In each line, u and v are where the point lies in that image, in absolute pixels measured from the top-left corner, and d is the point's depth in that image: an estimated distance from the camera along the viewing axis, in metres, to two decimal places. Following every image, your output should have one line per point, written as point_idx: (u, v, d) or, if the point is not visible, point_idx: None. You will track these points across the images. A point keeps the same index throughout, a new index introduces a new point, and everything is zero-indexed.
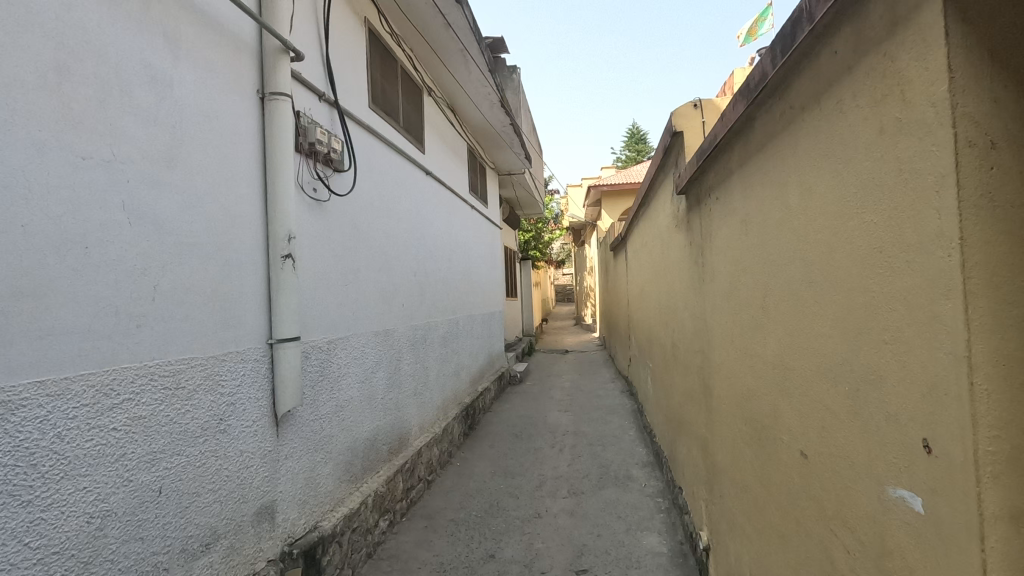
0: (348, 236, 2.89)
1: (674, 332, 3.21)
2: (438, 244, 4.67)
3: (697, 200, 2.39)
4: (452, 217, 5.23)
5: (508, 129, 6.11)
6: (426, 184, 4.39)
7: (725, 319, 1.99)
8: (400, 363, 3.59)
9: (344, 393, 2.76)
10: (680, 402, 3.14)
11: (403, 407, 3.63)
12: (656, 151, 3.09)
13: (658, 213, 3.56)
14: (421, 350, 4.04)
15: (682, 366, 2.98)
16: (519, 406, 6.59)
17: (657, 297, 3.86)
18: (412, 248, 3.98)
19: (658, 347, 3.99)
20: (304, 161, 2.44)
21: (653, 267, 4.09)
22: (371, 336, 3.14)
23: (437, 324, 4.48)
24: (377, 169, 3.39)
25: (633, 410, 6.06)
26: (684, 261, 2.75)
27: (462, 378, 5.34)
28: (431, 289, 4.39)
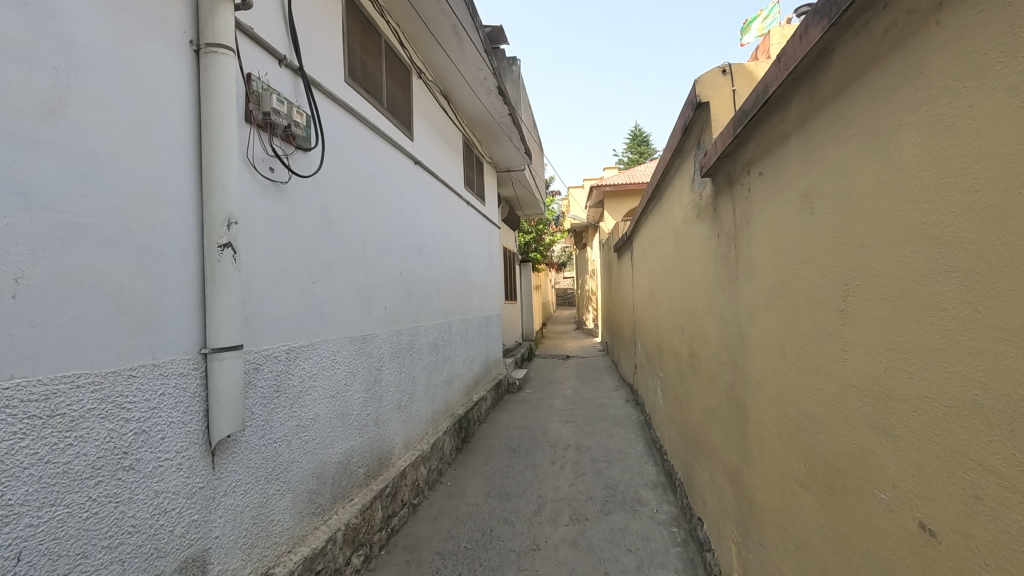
0: (316, 226, 2.49)
1: (692, 340, 2.80)
2: (428, 241, 4.27)
3: (728, 182, 1.99)
4: (445, 212, 4.83)
5: (507, 120, 5.71)
6: (414, 175, 3.99)
7: (770, 325, 1.57)
8: (381, 374, 3.18)
9: (308, 411, 2.35)
10: (699, 421, 2.72)
11: (385, 422, 3.22)
12: (674, 130, 2.69)
13: (673, 206, 3.16)
14: (407, 359, 3.63)
15: (703, 380, 2.57)
16: (517, 417, 6.15)
17: (671, 300, 3.44)
18: (397, 244, 3.57)
19: (672, 355, 3.58)
20: (257, 134, 2.06)
21: (665, 267, 3.68)
22: (344, 344, 2.73)
23: (426, 330, 4.07)
24: (356, 153, 3.00)
25: (640, 422, 5.64)
26: (708, 257, 2.34)
27: (455, 387, 4.92)
28: (420, 290, 3.99)
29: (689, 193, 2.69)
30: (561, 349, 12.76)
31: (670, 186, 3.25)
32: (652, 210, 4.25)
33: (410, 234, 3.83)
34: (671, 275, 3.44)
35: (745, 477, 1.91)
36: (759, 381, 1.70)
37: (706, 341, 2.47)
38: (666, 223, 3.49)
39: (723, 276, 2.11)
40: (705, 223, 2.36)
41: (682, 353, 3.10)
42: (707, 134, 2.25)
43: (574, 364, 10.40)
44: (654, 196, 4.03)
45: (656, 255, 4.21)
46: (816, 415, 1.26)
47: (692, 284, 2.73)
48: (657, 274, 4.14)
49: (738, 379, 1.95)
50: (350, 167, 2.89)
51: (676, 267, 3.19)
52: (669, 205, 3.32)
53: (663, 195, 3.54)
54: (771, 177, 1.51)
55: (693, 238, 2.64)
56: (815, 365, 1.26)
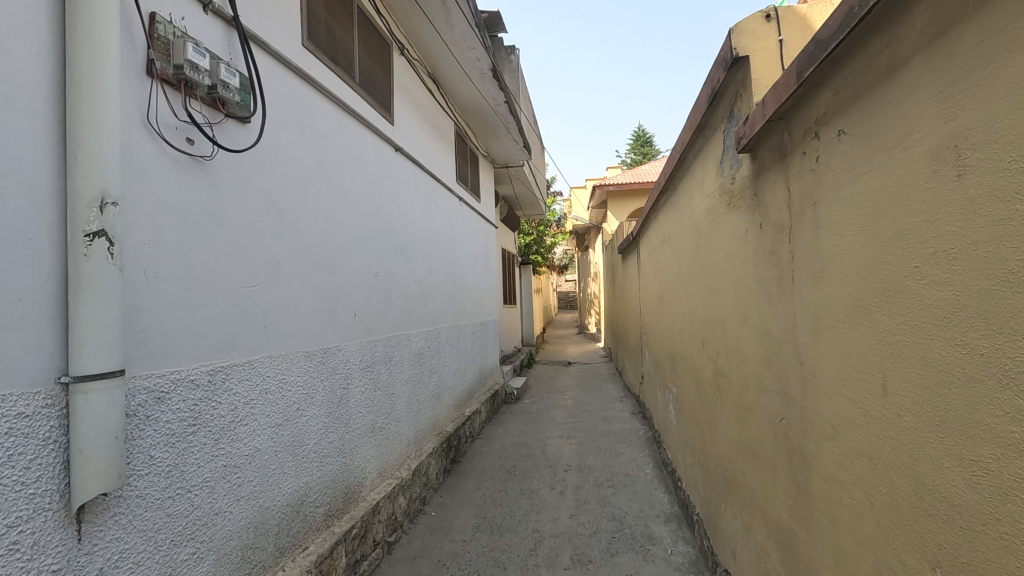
0: (256, 215, 2.02)
1: (719, 356, 2.33)
2: (411, 239, 3.79)
3: (780, 154, 1.51)
4: (433, 208, 4.36)
5: (503, 109, 5.25)
6: (395, 164, 3.52)
7: (857, 348, 1.09)
8: (348, 392, 2.70)
9: (242, 446, 1.88)
10: (727, 454, 2.24)
11: (352, 450, 2.74)
12: (700, 101, 2.21)
13: (695, 196, 2.67)
14: (382, 373, 3.15)
15: (734, 406, 2.09)
16: (513, 432, 5.66)
17: (690, 306, 2.97)
18: (372, 240, 3.10)
19: (689, 370, 3.09)
20: (164, 92, 1.58)
21: (682, 269, 3.20)
22: (297, 359, 2.26)
23: (407, 338, 3.60)
24: (317, 131, 2.53)
25: (647, 439, 5.15)
26: (745, 255, 1.86)
27: (444, 402, 4.44)
28: (400, 294, 3.52)
29: (718, 178, 2.21)
30: (562, 355, 12.26)
31: (689, 173, 2.77)
32: (665, 204, 3.78)
33: (389, 230, 3.37)
34: (689, 278, 2.96)
35: (803, 548, 1.43)
36: (832, 424, 1.22)
37: (740, 359, 1.99)
38: (684, 218, 3.02)
39: (768, 279, 1.63)
40: (742, 213, 1.89)
41: (704, 369, 2.63)
42: (747, 99, 1.77)
43: (575, 371, 9.89)
44: (667, 188, 3.55)
45: (668, 255, 3.74)
46: (966, 503, 0.78)
47: (720, 287, 2.24)
48: (671, 276, 3.67)
49: (792, 415, 1.47)
50: (307, 147, 2.43)
51: (697, 268, 2.71)
52: (688, 195, 2.85)
53: (680, 185, 3.06)
54: (865, 133, 1.03)
55: (723, 233, 2.16)
56: (970, 421, 0.78)
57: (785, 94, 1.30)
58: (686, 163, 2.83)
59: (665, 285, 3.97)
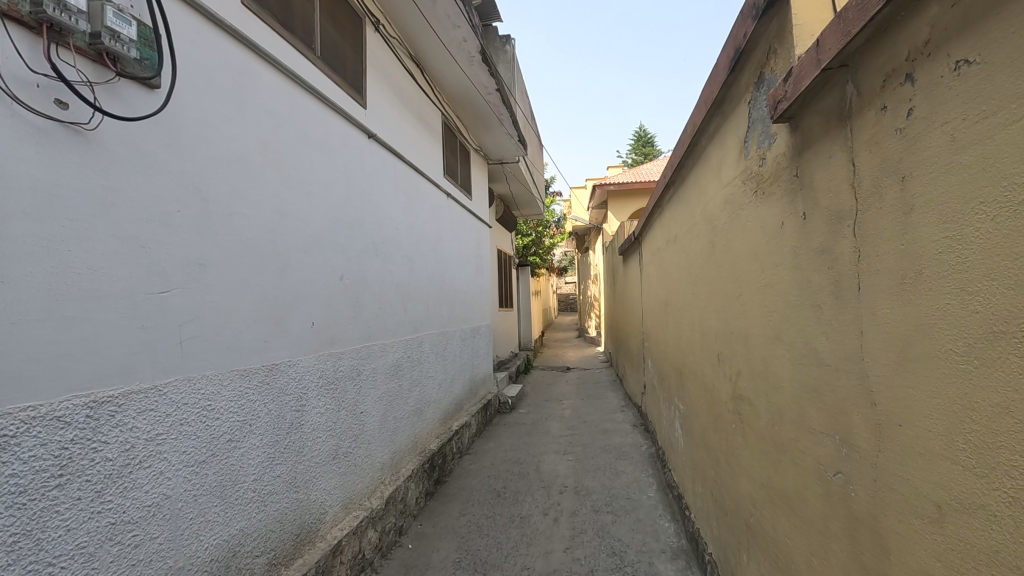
0: (169, 204, 1.63)
1: (740, 375, 1.94)
2: (388, 237, 3.39)
3: (838, 117, 1.12)
4: (415, 204, 3.97)
5: (494, 98, 4.86)
6: (367, 153, 3.13)
7: (995, 396, 0.70)
8: (301, 416, 2.31)
9: (142, 496, 1.48)
10: (752, 498, 1.84)
11: (307, 483, 2.34)
12: (722, 67, 1.82)
13: (710, 187, 2.28)
14: (347, 390, 2.75)
15: (762, 441, 1.69)
16: (505, 447, 5.25)
17: (702, 314, 2.57)
18: (337, 237, 2.70)
19: (700, 388, 2.69)
20: (16, 32, 1.21)
21: (692, 271, 2.80)
22: (229, 380, 1.86)
23: (382, 348, 3.20)
24: (263, 109, 2.14)
25: (650, 456, 4.74)
26: (780, 254, 1.46)
27: (427, 418, 4.04)
28: (373, 299, 3.12)
29: (741, 161, 1.82)
30: (560, 360, 11.83)
31: (703, 160, 2.38)
32: (671, 200, 3.38)
33: (359, 226, 2.97)
34: (701, 282, 2.56)
35: None
36: (936, 502, 0.83)
37: (770, 383, 1.60)
38: (695, 213, 2.62)
39: (818, 285, 1.23)
40: (776, 203, 1.49)
41: (720, 389, 2.24)
42: (784, 53, 1.38)
43: (574, 378, 9.47)
44: (675, 181, 3.16)
45: (675, 256, 3.35)
46: None
47: (743, 293, 1.85)
48: (678, 280, 3.27)
49: (858, 473, 1.07)
50: (248, 126, 2.04)
51: (712, 271, 2.32)
52: (701, 186, 2.46)
53: (691, 175, 2.67)
54: (1019, 55, 0.65)
55: (748, 228, 1.76)
56: None
57: (860, 22, 0.91)
58: (699, 148, 2.43)
59: (671, 289, 3.58)
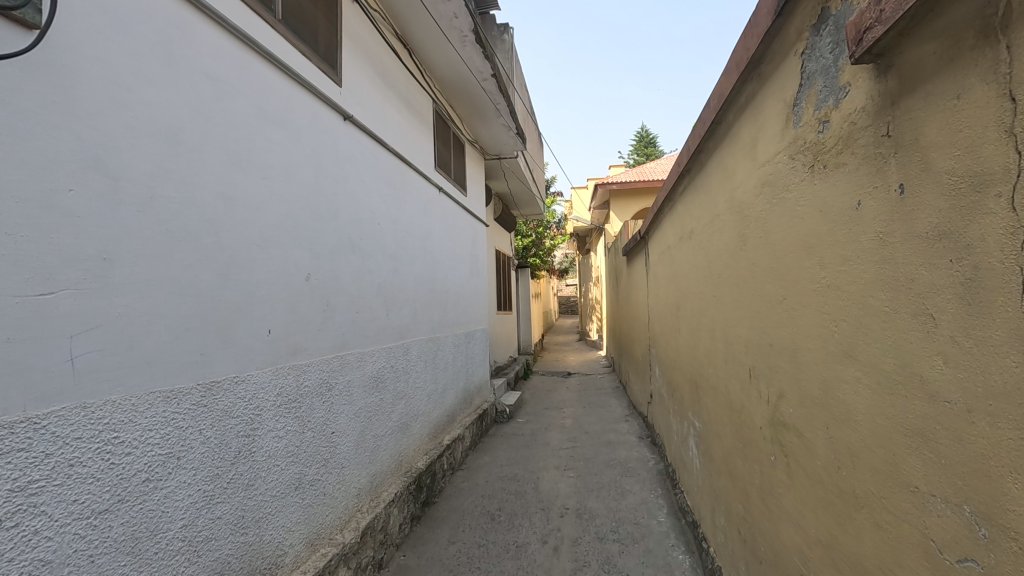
0: (55, 178, 1.26)
1: (784, 397, 1.57)
2: (368, 233, 3.04)
3: (976, 36, 0.75)
4: (401, 197, 3.60)
5: (489, 84, 4.50)
6: (342, 137, 2.77)
7: None
8: (253, 442, 1.94)
9: (2, 566, 1.12)
10: (802, 553, 1.46)
11: (260, 522, 1.96)
12: (766, 12, 1.45)
13: (740, 170, 1.92)
14: (314, 408, 2.38)
15: (820, 486, 1.32)
16: (502, 461, 4.87)
17: (727, 319, 2.20)
18: (302, 230, 2.34)
19: (724, 406, 2.32)
20: None
21: (713, 271, 2.43)
22: (148, 406, 1.50)
23: (359, 358, 2.83)
24: (202, 72, 1.78)
25: (659, 474, 4.36)
26: (857, 242, 1.10)
27: (414, 434, 3.66)
28: (349, 302, 2.76)
29: (788, 131, 1.45)
30: (561, 365, 11.43)
31: (730, 139, 2.02)
32: (686, 191, 3.01)
33: (331, 219, 2.61)
34: (727, 284, 2.19)
35: None
36: None
37: (835, 413, 1.23)
38: (720, 203, 2.26)
39: (933, 285, 0.86)
40: (847, 177, 1.13)
41: (754, 412, 1.87)
42: None
43: (575, 384, 9.08)
44: (692, 169, 2.79)
45: (691, 254, 2.98)
46: None
47: (790, 296, 1.48)
48: (694, 281, 2.90)
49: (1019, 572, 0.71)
50: (180, 91, 1.67)
51: (742, 270, 1.95)
52: (727, 170, 2.10)
53: (714, 159, 2.30)
54: None
55: (798, 214, 1.40)
56: None
57: None
58: (725, 125, 2.07)
59: (686, 292, 3.20)
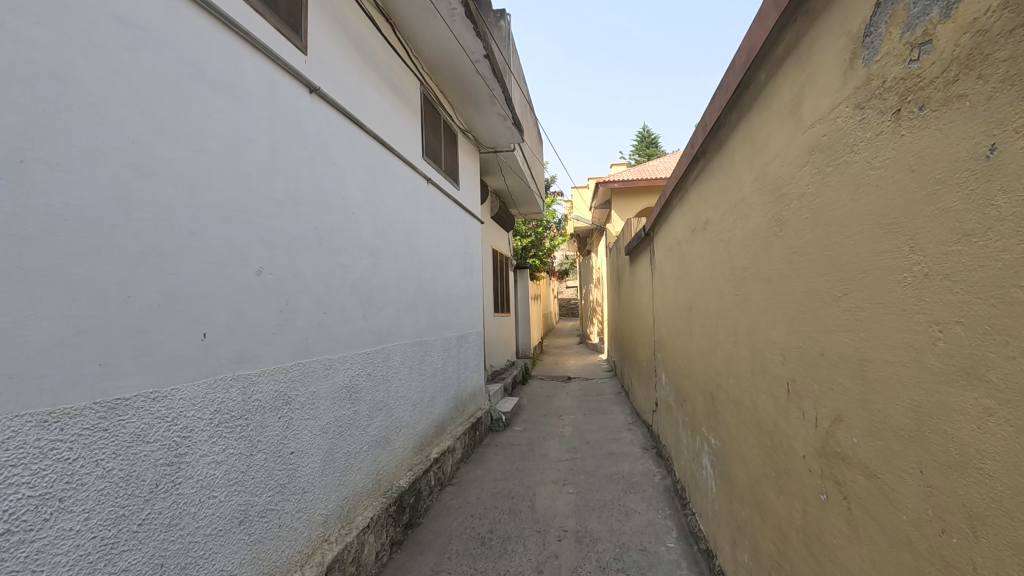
0: None
1: (843, 423, 1.21)
2: (340, 224, 2.68)
3: None
4: (382, 186, 3.26)
5: (482, 66, 4.15)
6: (308, 113, 2.42)
7: None
8: (178, 472, 1.58)
9: None
10: None
11: (186, 570, 1.60)
12: None
13: (777, 138, 1.57)
14: (267, 426, 2.02)
15: (908, 550, 0.97)
16: (496, 475, 4.50)
17: (756, 322, 1.85)
18: (254, 216, 1.99)
19: (750, 425, 1.96)
20: None
21: (736, 264, 2.08)
22: (12, 434, 1.14)
23: (326, 366, 2.47)
24: (113, 14, 1.44)
25: (666, 491, 3.99)
26: (991, 207, 0.75)
27: (395, 448, 3.30)
28: (314, 301, 2.41)
29: (854, 72, 1.10)
30: (560, 369, 11.03)
31: (762, 102, 1.67)
32: (701, 176, 2.66)
33: (292, 205, 2.26)
34: (756, 279, 1.84)
35: None
36: None
37: (939, 453, 0.87)
38: (746, 183, 1.90)
39: None
40: (971, 113, 0.78)
41: (794, 436, 1.51)
42: None
43: (575, 389, 8.67)
44: (708, 150, 2.44)
45: (706, 248, 2.62)
46: None
47: (855, 290, 1.12)
48: (710, 278, 2.55)
49: None
50: (77, 32, 1.33)
51: (778, 261, 1.60)
52: (758, 143, 1.75)
53: (739, 132, 1.95)
54: None
55: (870, 181, 1.05)
56: None
57: None
58: (754, 87, 1.72)
59: (699, 291, 2.85)
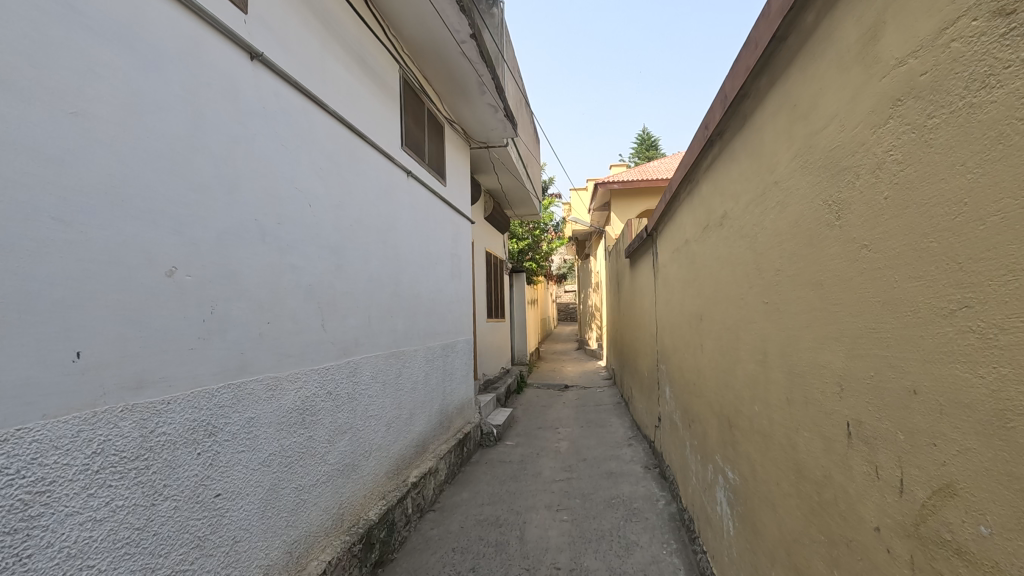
0: None
1: (958, 500, 0.81)
2: (291, 217, 2.28)
3: None
4: (350, 177, 2.87)
5: (469, 48, 3.76)
6: (249, 83, 2.03)
7: None
8: (27, 541, 1.18)
9: None
10: None
11: None
12: None
13: (834, 95, 1.17)
14: (180, 465, 1.61)
15: None
16: (482, 499, 4.08)
17: (793, 336, 1.45)
18: (163, 201, 1.60)
19: (784, 467, 1.56)
20: None
21: (765, 266, 1.68)
22: None
23: (267, 386, 2.07)
24: None
25: (672, 519, 3.58)
26: None
27: (364, 475, 2.89)
28: (254, 307, 2.01)
29: None
30: (558, 377, 10.59)
31: (811, 52, 1.27)
32: (716, 163, 2.25)
33: (223, 192, 1.86)
34: (794, 285, 1.44)
35: None
36: None
37: None
38: (782, 162, 1.51)
39: None
40: None
41: (860, 497, 1.11)
42: None
43: (573, 399, 8.26)
44: (727, 130, 2.04)
45: (722, 247, 2.22)
46: None
47: (990, 303, 0.73)
48: (727, 283, 2.15)
49: None
50: None
51: (833, 259, 1.20)
52: (801, 108, 1.35)
53: (771, 99, 1.55)
54: None
55: None
56: None
57: None
58: (797, 35, 1.33)
59: (713, 297, 2.45)
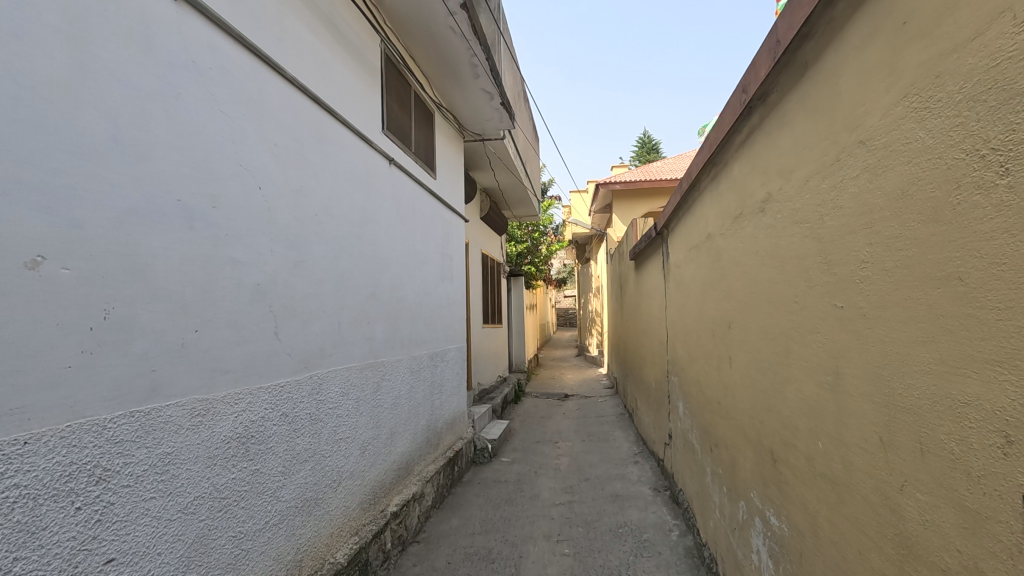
0: None
1: None
2: (234, 200, 1.86)
3: None
4: (316, 158, 2.44)
5: (460, 21, 3.35)
6: (171, 29, 1.61)
7: None
8: None
9: None
10: None
11: None
12: None
13: None
14: (43, 528, 1.18)
15: None
16: (474, 527, 3.63)
17: (899, 354, 1.02)
18: (23, 166, 1.17)
19: (875, 534, 1.13)
20: None
21: (840, 258, 1.26)
22: None
23: (193, 412, 1.63)
24: None
25: (688, 555, 3.14)
26: None
27: (330, 511, 2.45)
28: (176, 311, 1.58)
29: None
30: (557, 385, 10.12)
31: None
32: (756, 134, 1.83)
33: (130, 163, 1.44)
34: (898, 283, 1.02)
35: None
36: None
37: None
38: (875, 111, 1.08)
39: None
40: None
41: None
42: None
43: (574, 410, 7.81)
44: (775, 89, 1.61)
45: (764, 239, 1.79)
46: None
47: None
48: (772, 281, 1.73)
49: None
50: None
51: (991, 240, 0.78)
52: (920, 22, 0.93)
53: (858, 29, 1.13)
54: None
55: None
56: None
57: None
58: None
59: (748, 300, 2.02)
